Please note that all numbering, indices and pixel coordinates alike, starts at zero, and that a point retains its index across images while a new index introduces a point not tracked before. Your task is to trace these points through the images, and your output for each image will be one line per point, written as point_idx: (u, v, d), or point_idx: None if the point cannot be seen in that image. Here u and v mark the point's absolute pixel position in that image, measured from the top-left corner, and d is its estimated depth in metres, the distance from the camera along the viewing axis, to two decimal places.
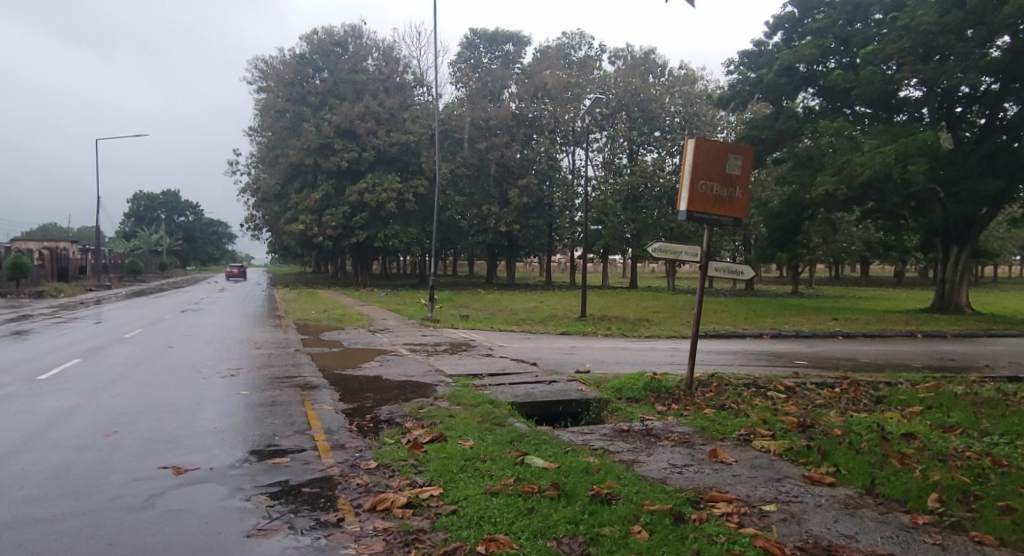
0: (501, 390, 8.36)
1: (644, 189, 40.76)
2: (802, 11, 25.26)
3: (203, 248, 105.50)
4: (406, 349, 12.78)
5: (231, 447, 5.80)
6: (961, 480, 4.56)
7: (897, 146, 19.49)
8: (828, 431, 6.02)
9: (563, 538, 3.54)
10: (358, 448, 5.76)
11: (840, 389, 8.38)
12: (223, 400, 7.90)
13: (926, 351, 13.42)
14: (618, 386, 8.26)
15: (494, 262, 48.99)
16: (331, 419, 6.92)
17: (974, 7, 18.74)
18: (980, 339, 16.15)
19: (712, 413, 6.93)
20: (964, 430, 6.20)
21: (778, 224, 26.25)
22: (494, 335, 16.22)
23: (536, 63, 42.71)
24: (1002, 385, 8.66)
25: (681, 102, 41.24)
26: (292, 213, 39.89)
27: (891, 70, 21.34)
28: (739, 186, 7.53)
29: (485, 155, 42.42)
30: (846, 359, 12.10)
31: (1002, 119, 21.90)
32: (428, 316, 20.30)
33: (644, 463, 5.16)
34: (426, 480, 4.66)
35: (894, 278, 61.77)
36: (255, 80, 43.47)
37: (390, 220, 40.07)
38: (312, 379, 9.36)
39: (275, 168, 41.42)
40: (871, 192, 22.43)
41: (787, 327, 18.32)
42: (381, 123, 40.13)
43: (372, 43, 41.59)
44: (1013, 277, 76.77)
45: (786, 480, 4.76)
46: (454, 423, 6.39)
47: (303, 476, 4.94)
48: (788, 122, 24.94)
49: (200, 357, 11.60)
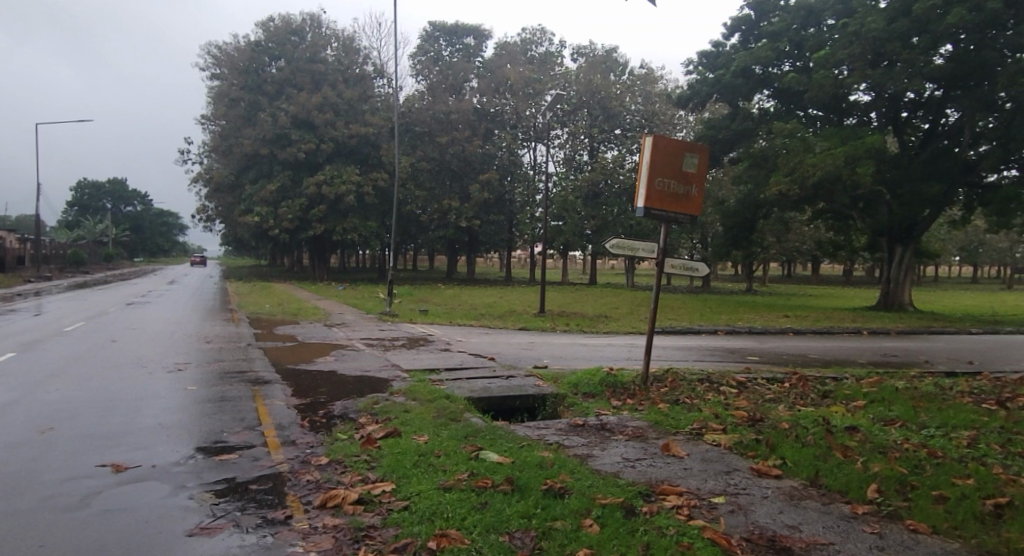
0: (457, 385, 8.32)
1: (604, 185, 41.18)
2: (759, 13, 25.74)
3: (152, 240, 101.81)
4: (363, 344, 12.54)
5: (176, 444, 5.61)
6: (899, 471, 4.73)
7: (847, 149, 20.15)
8: (776, 425, 6.18)
9: (516, 533, 3.55)
10: (309, 444, 5.66)
11: (789, 384, 8.62)
12: (168, 395, 7.66)
13: (875, 348, 13.78)
14: (575, 382, 8.31)
15: (454, 257, 48.72)
16: (284, 414, 6.79)
17: (919, 15, 19.43)
18: (923, 337, 16.65)
19: (666, 407, 7.04)
20: (903, 423, 6.42)
21: (733, 223, 26.79)
22: (452, 330, 16.09)
23: (498, 58, 43.22)
24: (941, 380, 9.01)
25: (641, 101, 42.06)
26: (246, 205, 39.02)
27: (841, 75, 22.04)
28: (696, 183, 7.64)
29: (446, 149, 42.12)
30: (798, 355, 12.43)
31: (944, 125, 22.77)
32: (386, 311, 20.06)
33: (598, 458, 5.19)
34: (379, 476, 4.61)
35: (843, 277, 63.69)
36: (208, 68, 42.12)
37: (349, 214, 39.48)
38: (264, 374, 9.17)
39: (229, 158, 40.37)
40: (822, 194, 23.04)
41: (741, 324, 18.71)
42: (339, 115, 39.50)
43: (331, 33, 40.88)
44: (952, 276, 79.87)
45: (735, 473, 4.86)
46: (409, 418, 6.32)
47: (251, 473, 4.83)
48: (744, 123, 25.45)
49: (144, 351, 11.19)
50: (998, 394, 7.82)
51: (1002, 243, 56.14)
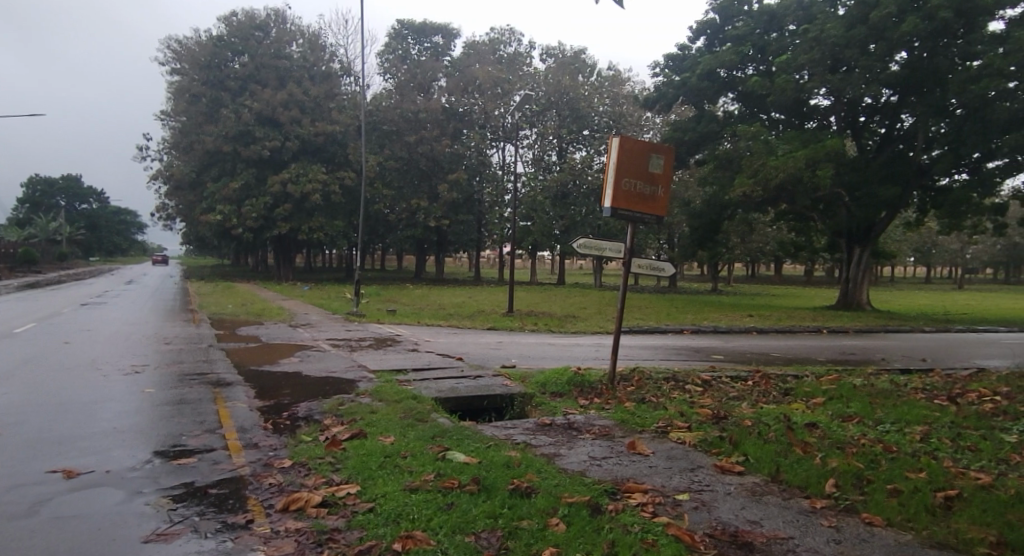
0: (425, 385, 8.29)
1: (573, 186, 41.47)
2: (723, 17, 26.15)
3: (108, 239, 98.95)
4: (329, 345, 12.40)
5: (132, 449, 5.46)
6: (855, 466, 4.85)
7: (808, 151, 20.60)
8: (739, 422, 6.28)
9: (481, 532, 3.54)
10: (272, 446, 5.57)
11: (752, 382, 8.79)
12: (124, 398, 7.45)
13: (834, 346, 14.12)
14: (543, 381, 8.33)
15: (423, 257, 48.42)
16: (244, 416, 6.66)
17: (876, 23, 19.99)
18: (879, 336, 17.15)
19: (632, 405, 7.12)
20: (860, 419, 6.60)
21: (699, 224, 27.19)
22: (420, 330, 16.02)
23: (466, 57, 43.16)
24: (896, 377, 9.30)
25: (609, 102, 42.43)
26: (208, 203, 38.18)
27: (803, 80, 22.53)
28: (661, 184, 7.73)
29: (415, 149, 41.99)
30: (761, 354, 12.67)
31: (899, 130, 23.48)
32: (352, 311, 19.86)
33: (565, 457, 5.22)
34: (343, 478, 4.55)
35: (804, 277, 65.27)
36: (167, 63, 41.06)
37: (315, 213, 38.95)
38: (225, 376, 8.97)
39: (190, 155, 39.45)
40: (785, 195, 23.52)
41: (706, 323, 18.97)
42: (305, 112, 38.96)
43: (296, 29, 40.28)
44: (909, 278, 82.19)
45: (700, 470, 4.92)
46: (375, 419, 6.26)
47: (211, 477, 4.73)
48: (709, 126, 25.89)
49: (99, 354, 10.86)
50: (950, 389, 8.09)
51: (954, 245, 58.32)
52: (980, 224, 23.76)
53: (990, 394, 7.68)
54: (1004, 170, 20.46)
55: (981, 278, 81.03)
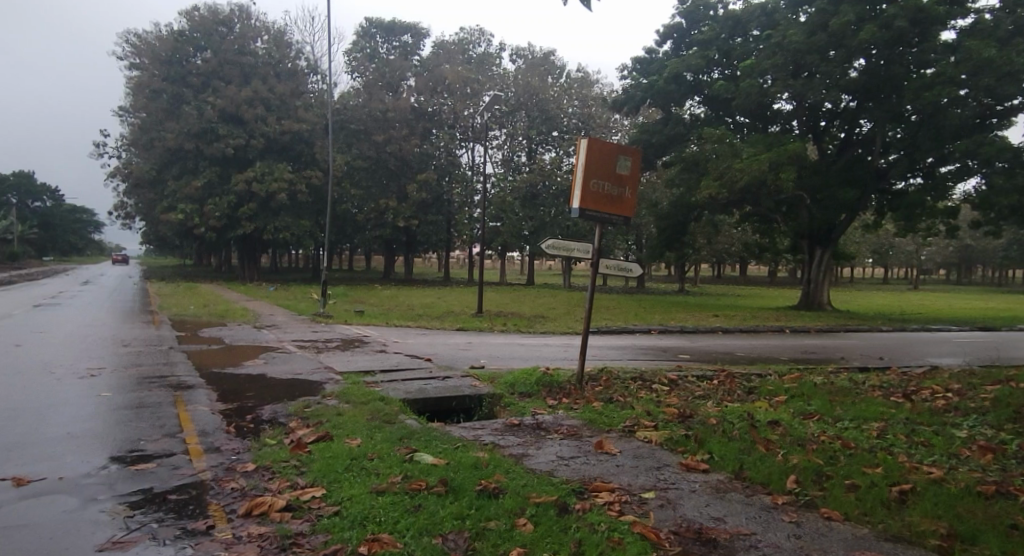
0: (393, 386, 8.24)
1: (542, 187, 41.57)
2: (689, 22, 26.54)
3: (63, 237, 95.94)
4: (295, 346, 12.22)
5: (88, 454, 5.31)
6: (815, 462, 4.96)
7: (771, 155, 21.04)
8: (704, 421, 6.38)
9: (449, 535, 3.53)
10: (235, 450, 5.46)
11: (717, 381, 8.92)
12: (80, 403, 7.22)
13: (797, 346, 14.43)
14: (512, 381, 8.35)
15: (391, 257, 48.06)
16: (207, 420, 6.52)
17: (836, 29, 20.51)
18: (839, 335, 17.58)
19: (600, 405, 7.17)
20: (821, 417, 6.77)
21: (665, 225, 27.56)
22: (388, 331, 15.90)
23: (435, 57, 42.97)
24: (854, 375, 9.56)
25: (577, 104, 42.66)
26: (169, 202, 37.33)
27: (766, 84, 22.99)
28: (629, 185, 7.79)
29: (383, 148, 41.63)
30: (726, 353, 12.89)
31: (858, 135, 24.12)
32: (320, 312, 19.61)
33: (533, 457, 5.24)
34: (308, 482, 4.49)
35: (769, 278, 66.53)
36: (126, 57, 39.99)
37: (281, 212, 38.38)
38: (186, 379, 8.78)
39: (150, 153, 38.47)
40: (749, 198, 23.98)
41: (673, 323, 19.23)
42: (270, 110, 38.35)
43: (261, 26, 39.54)
44: (869, 278, 84.25)
45: (665, 468, 4.99)
46: (342, 421, 6.20)
47: (171, 482, 4.62)
48: (676, 128, 26.25)
49: (53, 357, 10.51)
50: (905, 387, 8.34)
51: (909, 246, 60.28)
52: (934, 226, 24.53)
53: (943, 391, 7.95)
54: (957, 174, 21.16)
55: (934, 278, 84.02)
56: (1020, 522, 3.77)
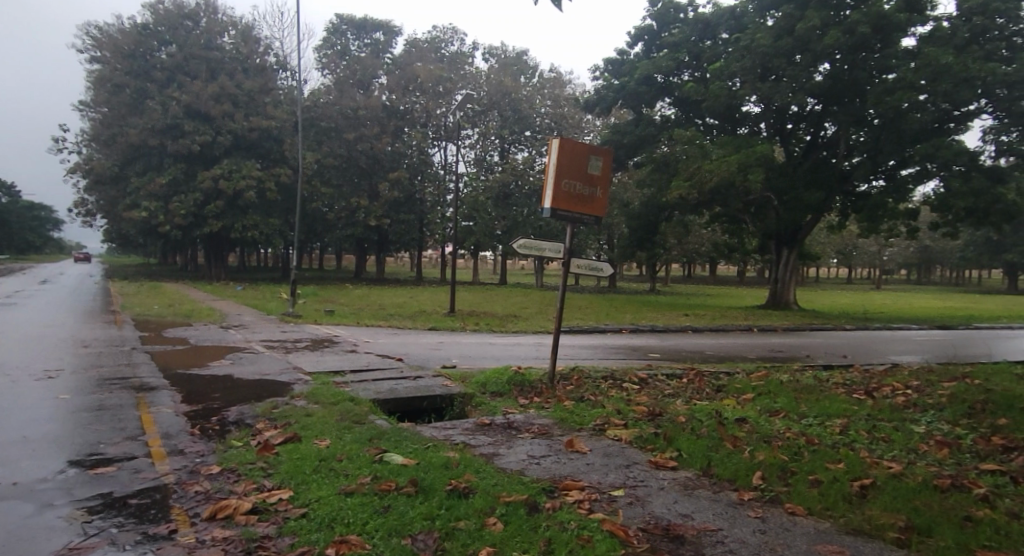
0: (363, 387, 8.14)
1: (514, 186, 41.60)
2: (660, 24, 26.80)
3: (19, 235, 93.02)
4: (263, 347, 12.02)
5: (45, 459, 5.15)
6: (781, 459, 5.06)
7: (739, 156, 21.36)
8: (673, 418, 6.46)
9: (417, 535, 3.51)
10: (199, 452, 5.36)
11: (686, 380, 9.02)
12: (36, 406, 6.99)
13: (763, 344, 14.67)
14: (483, 381, 8.34)
15: (363, 256, 47.61)
16: (170, 422, 6.38)
17: (802, 34, 20.89)
18: (805, 334, 17.93)
19: (571, 404, 7.20)
20: (785, 414, 6.90)
21: (636, 225, 27.82)
22: (358, 331, 15.74)
23: (407, 55, 42.71)
24: (818, 373, 9.77)
25: (550, 104, 42.78)
26: (132, 199, 36.41)
27: (735, 86, 23.32)
28: (600, 186, 7.85)
29: (354, 146, 41.22)
30: (695, 352, 13.05)
31: (823, 137, 24.63)
32: (289, 312, 19.33)
33: (503, 456, 5.24)
34: (274, 484, 4.42)
35: (737, 278, 67.60)
36: (87, 50, 38.87)
37: (249, 210, 37.78)
38: (150, 381, 8.57)
39: (111, 148, 37.45)
40: (718, 199, 24.31)
41: (643, 323, 19.42)
42: (238, 106, 37.69)
43: (228, 20, 38.82)
44: (833, 278, 86.15)
45: (635, 466, 5.03)
46: (310, 422, 6.12)
47: (132, 486, 4.51)
48: (647, 129, 26.48)
49: (9, 358, 10.16)
50: (868, 384, 8.55)
51: (872, 247, 61.73)
52: (896, 227, 25.18)
53: (902, 388, 8.18)
54: (917, 177, 21.74)
55: (896, 277, 86.29)
56: (973, 514, 3.89)
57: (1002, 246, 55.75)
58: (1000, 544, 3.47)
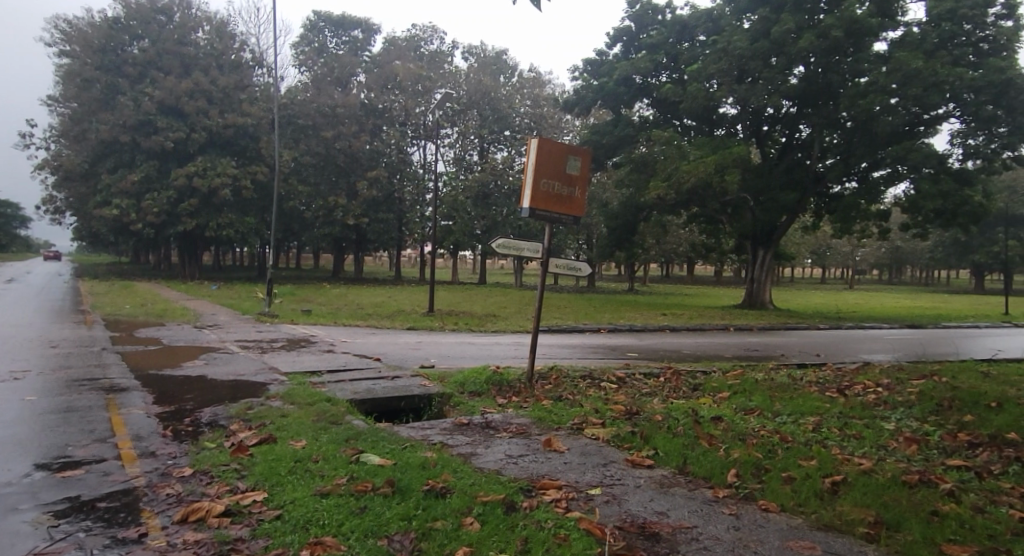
0: (340, 387, 8.07)
1: (493, 186, 41.57)
2: (638, 25, 26.95)
3: None
4: (238, 347, 11.86)
5: (9, 462, 5.02)
6: (755, 456, 5.12)
7: (716, 157, 21.57)
8: (650, 417, 6.51)
9: (394, 536, 3.49)
10: (171, 454, 5.27)
11: (663, 379, 9.10)
12: (1, 408, 6.83)
13: (739, 344, 14.83)
14: (461, 380, 8.32)
15: (341, 255, 47.21)
16: (142, 424, 6.27)
17: (777, 37, 21.16)
18: (779, 333, 18.18)
19: (549, 404, 7.21)
20: (760, 412, 6.98)
21: (615, 225, 27.95)
22: (335, 331, 15.60)
23: (386, 53, 42.46)
24: (793, 371, 9.90)
25: (529, 104, 42.78)
26: (103, 196, 35.68)
27: (712, 88, 23.54)
28: (578, 186, 7.87)
29: (332, 144, 40.85)
30: (673, 351, 13.15)
31: (798, 139, 24.97)
32: (265, 311, 19.11)
33: (481, 455, 5.23)
34: (249, 486, 4.36)
35: (714, 277, 68.31)
36: (56, 43, 38.00)
37: (224, 209, 37.25)
38: (120, 382, 8.42)
39: (81, 145, 36.67)
40: (696, 199, 24.53)
41: (621, 322, 19.53)
42: (213, 103, 37.16)
43: (203, 15, 38.22)
44: (808, 279, 87.45)
45: (612, 465, 5.06)
46: (286, 423, 6.05)
47: (101, 489, 4.42)
48: (625, 130, 26.62)
49: None
50: (840, 382, 8.70)
51: (845, 247, 62.84)
52: (868, 228, 25.63)
53: (874, 386, 8.32)
54: (888, 179, 22.15)
55: (868, 278, 87.86)
56: (940, 508, 3.98)
57: (969, 246, 57.11)
58: (964, 537, 3.55)
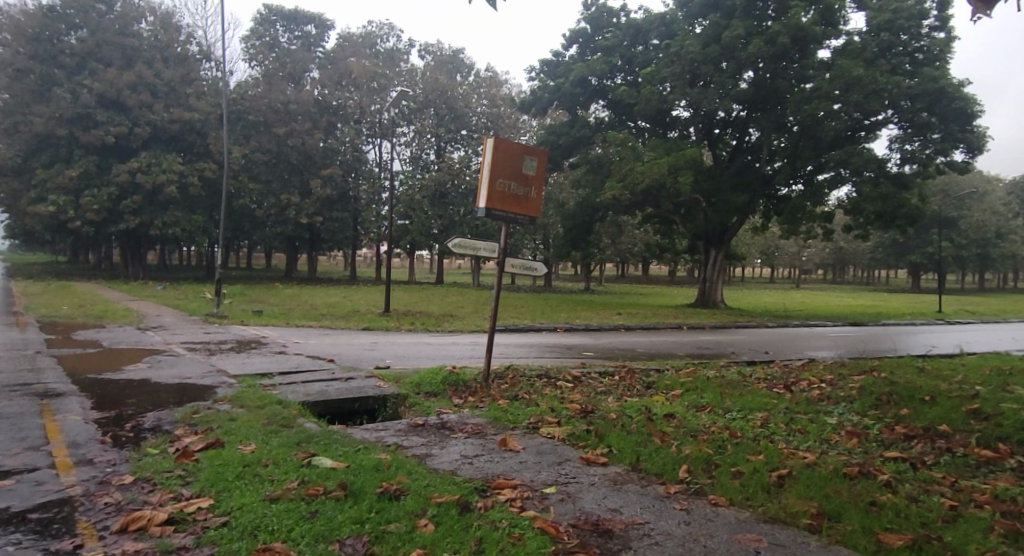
0: (292, 388, 7.91)
1: (450, 185, 41.37)
2: (593, 27, 27.23)
3: None
4: (184, 349, 11.49)
5: None
6: (706, 452, 5.22)
7: (669, 159, 21.94)
8: (605, 415, 6.57)
9: (345, 539, 3.43)
10: (110, 461, 5.07)
11: (617, 377, 9.21)
12: None
13: (691, 342, 15.10)
14: (417, 381, 8.24)
15: (294, 254, 46.24)
16: (78, 430, 6.01)
17: (727, 42, 21.66)
18: (729, 331, 18.61)
19: (505, 403, 7.20)
20: (711, 408, 7.13)
21: (571, 225, 28.15)
22: (287, 332, 15.25)
23: (340, 49, 41.88)
24: (742, 368, 10.14)
25: (486, 103, 42.71)
26: (38, 192, 34.07)
27: (665, 91, 23.93)
28: (533, 186, 7.89)
29: (284, 141, 39.96)
30: (628, 350, 13.29)
31: (747, 142, 25.63)
32: (213, 312, 18.55)
33: (436, 456, 5.19)
34: (194, 492, 4.23)
35: (668, 277, 69.56)
36: None
37: (170, 206, 36.04)
38: (55, 387, 8.04)
39: (14, 138, 34.94)
40: (649, 200, 24.92)
41: (577, 321, 19.68)
42: (158, 97, 35.94)
43: (147, 6, 36.86)
44: (759, 278, 89.92)
45: (567, 463, 5.08)
46: (234, 427, 5.89)
47: (32, 500, 4.20)
48: (581, 131, 26.87)
49: None
50: (787, 378, 8.96)
51: (792, 247, 64.86)
52: (813, 229, 26.48)
53: (818, 382, 8.60)
54: (832, 181, 22.91)
55: (814, 277, 90.88)
56: (878, 498, 4.13)
57: (907, 247, 59.67)
58: (900, 525, 3.69)
